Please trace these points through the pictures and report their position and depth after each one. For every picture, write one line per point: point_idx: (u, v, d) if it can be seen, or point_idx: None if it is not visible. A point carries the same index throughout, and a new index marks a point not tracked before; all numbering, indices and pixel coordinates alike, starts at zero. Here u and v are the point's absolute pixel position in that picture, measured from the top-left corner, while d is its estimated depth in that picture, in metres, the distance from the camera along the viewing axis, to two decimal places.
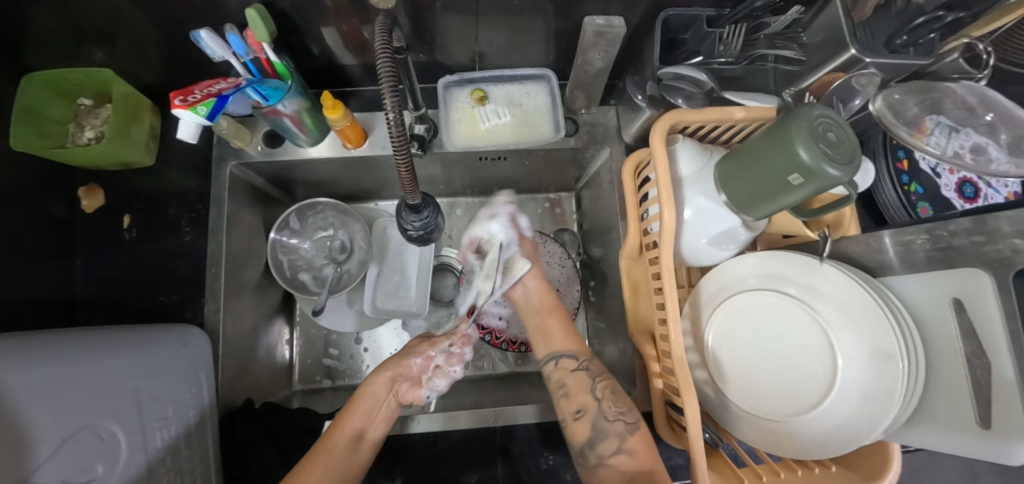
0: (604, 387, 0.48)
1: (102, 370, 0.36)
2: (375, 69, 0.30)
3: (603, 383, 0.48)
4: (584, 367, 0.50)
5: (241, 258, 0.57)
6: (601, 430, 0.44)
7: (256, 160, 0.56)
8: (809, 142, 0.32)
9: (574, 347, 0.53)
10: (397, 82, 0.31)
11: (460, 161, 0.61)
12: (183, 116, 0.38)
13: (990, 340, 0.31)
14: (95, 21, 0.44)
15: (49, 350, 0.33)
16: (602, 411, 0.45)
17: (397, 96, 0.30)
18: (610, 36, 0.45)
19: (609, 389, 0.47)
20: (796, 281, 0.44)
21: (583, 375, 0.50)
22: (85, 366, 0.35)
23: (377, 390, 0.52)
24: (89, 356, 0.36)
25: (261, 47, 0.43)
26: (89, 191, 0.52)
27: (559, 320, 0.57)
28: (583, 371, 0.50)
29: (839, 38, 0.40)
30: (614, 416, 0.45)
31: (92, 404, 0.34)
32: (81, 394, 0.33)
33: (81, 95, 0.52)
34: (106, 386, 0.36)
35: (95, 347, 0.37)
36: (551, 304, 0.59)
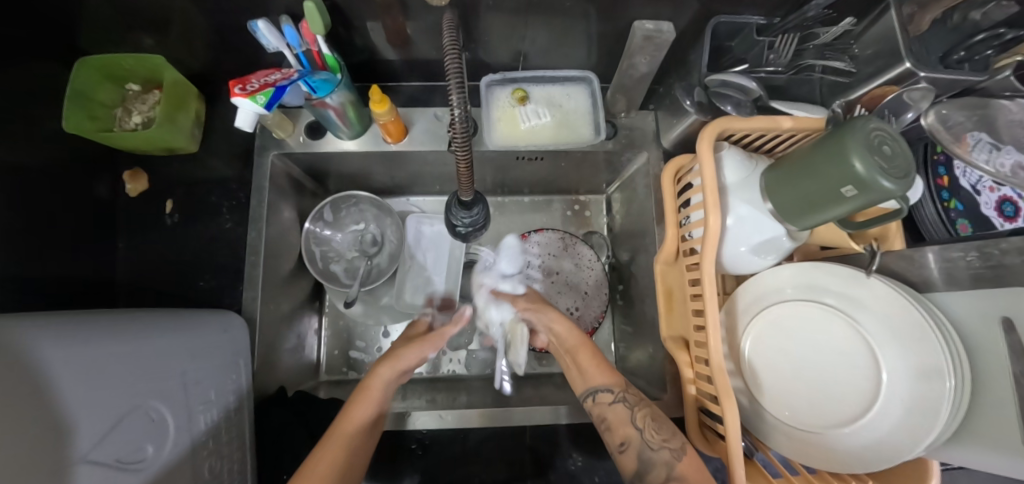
0: (645, 415, 0.43)
1: (146, 354, 0.36)
2: (443, 63, 0.30)
3: (643, 411, 0.43)
4: (621, 397, 0.45)
5: (277, 247, 0.57)
6: (648, 463, 0.39)
7: (296, 151, 0.56)
8: (866, 153, 0.32)
9: (612, 379, 0.47)
10: (464, 77, 0.31)
11: (496, 160, 0.62)
12: (240, 105, 0.37)
13: None
14: (152, 8, 0.44)
15: (102, 334, 0.34)
16: (646, 441, 0.41)
17: (464, 90, 0.30)
18: (658, 41, 0.46)
19: (649, 417, 0.42)
20: (836, 292, 0.44)
21: (622, 408, 0.44)
22: (130, 350, 0.35)
23: (389, 375, 0.48)
24: (131, 341, 0.36)
25: (314, 39, 0.43)
26: (133, 175, 0.53)
27: (588, 349, 0.51)
28: (622, 403, 0.44)
29: (895, 50, 0.40)
30: (659, 445, 0.40)
31: (139, 387, 0.34)
32: (126, 377, 0.33)
33: (130, 81, 0.52)
34: (151, 369, 0.36)
35: (139, 332, 0.37)
36: (581, 337, 0.53)
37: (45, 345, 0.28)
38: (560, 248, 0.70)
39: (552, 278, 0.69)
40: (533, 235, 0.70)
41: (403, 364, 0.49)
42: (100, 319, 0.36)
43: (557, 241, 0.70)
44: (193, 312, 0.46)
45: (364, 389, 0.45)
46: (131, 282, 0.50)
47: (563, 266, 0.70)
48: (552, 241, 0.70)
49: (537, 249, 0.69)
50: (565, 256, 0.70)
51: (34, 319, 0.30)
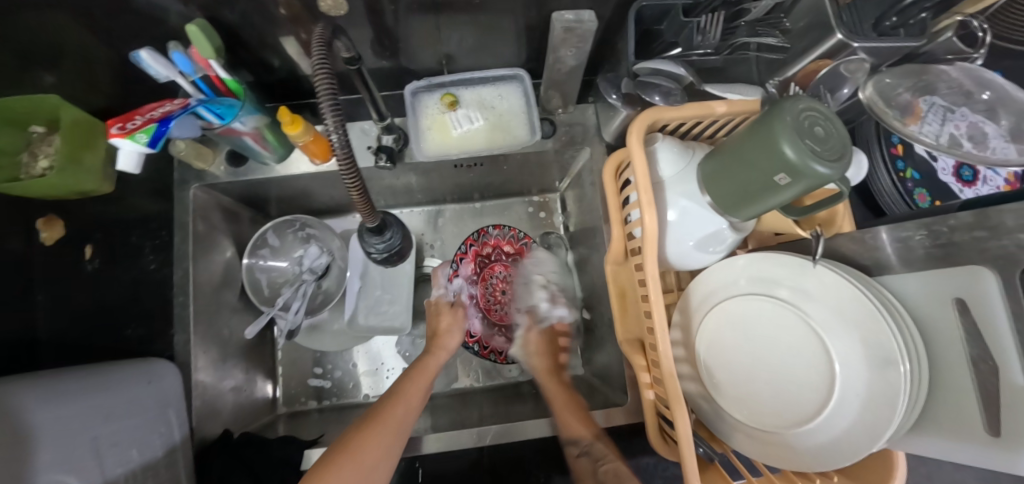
0: (609, 471, 0.42)
1: (51, 424, 0.33)
2: (311, 80, 0.27)
3: (608, 466, 0.42)
4: (586, 450, 0.44)
5: (213, 283, 0.54)
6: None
7: (221, 181, 0.53)
8: (795, 137, 0.30)
9: (583, 427, 0.46)
10: (338, 93, 0.28)
11: (436, 170, 0.59)
12: (120, 145, 0.35)
13: (1000, 345, 0.28)
14: (32, 45, 0.41)
15: (30, 389, 0.33)
16: None
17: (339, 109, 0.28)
18: (580, 31, 0.43)
19: (612, 472, 0.42)
20: (788, 284, 0.42)
21: (587, 462, 0.43)
22: (31, 423, 0.32)
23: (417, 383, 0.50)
24: (31, 409, 0.32)
25: (208, 64, 0.40)
26: (47, 222, 0.47)
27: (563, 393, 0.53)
28: (586, 456, 0.44)
29: (825, 22, 0.37)
30: None
31: (50, 458, 0.32)
32: (33, 451, 0.31)
33: (31, 123, 0.49)
34: (60, 438, 0.33)
35: (43, 397, 0.34)
36: (545, 363, 0.58)
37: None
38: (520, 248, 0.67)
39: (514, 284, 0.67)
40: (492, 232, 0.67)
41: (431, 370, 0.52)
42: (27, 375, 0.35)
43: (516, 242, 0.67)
44: (118, 363, 0.44)
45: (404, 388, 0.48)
46: None
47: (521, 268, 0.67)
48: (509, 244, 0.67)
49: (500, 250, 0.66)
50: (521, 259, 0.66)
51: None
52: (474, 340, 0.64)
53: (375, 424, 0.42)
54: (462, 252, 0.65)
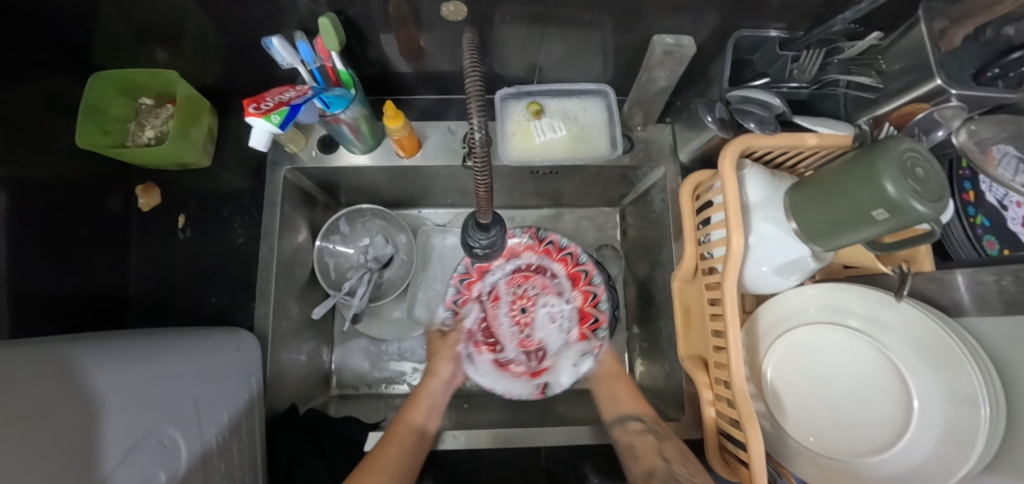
0: (671, 447, 0.45)
1: (121, 387, 0.32)
2: (463, 77, 0.29)
3: (670, 443, 0.45)
4: (650, 428, 0.48)
5: (289, 260, 0.56)
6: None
7: (308, 166, 0.55)
8: (898, 175, 0.31)
9: (641, 409, 0.51)
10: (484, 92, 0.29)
11: (510, 174, 0.61)
12: (255, 124, 0.38)
13: None
14: (165, 24, 0.44)
15: (139, 352, 0.36)
16: (671, 472, 0.42)
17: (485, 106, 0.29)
18: (678, 55, 0.45)
19: (676, 451, 0.44)
20: (860, 314, 0.43)
21: (651, 438, 0.47)
22: (103, 385, 0.31)
23: (432, 388, 0.55)
24: (93, 372, 0.31)
25: (328, 55, 0.43)
26: (146, 190, 0.54)
27: (626, 385, 0.55)
28: (651, 434, 0.47)
29: (925, 66, 0.39)
30: (685, 476, 0.41)
31: (140, 413, 0.32)
32: (133, 407, 0.32)
33: (143, 95, 0.52)
34: (146, 395, 0.34)
35: (110, 359, 0.33)
36: (615, 368, 0.58)
37: (94, 365, 0.32)
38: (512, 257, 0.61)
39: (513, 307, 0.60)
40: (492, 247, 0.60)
41: (445, 375, 0.56)
42: (134, 339, 0.38)
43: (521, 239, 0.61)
44: (207, 329, 0.46)
45: (417, 397, 0.53)
46: (143, 297, 0.51)
47: (571, 266, 0.59)
48: (531, 248, 0.60)
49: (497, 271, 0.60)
50: (572, 259, 0.60)
51: (75, 339, 0.33)
52: (512, 366, 0.58)
53: (389, 440, 0.46)
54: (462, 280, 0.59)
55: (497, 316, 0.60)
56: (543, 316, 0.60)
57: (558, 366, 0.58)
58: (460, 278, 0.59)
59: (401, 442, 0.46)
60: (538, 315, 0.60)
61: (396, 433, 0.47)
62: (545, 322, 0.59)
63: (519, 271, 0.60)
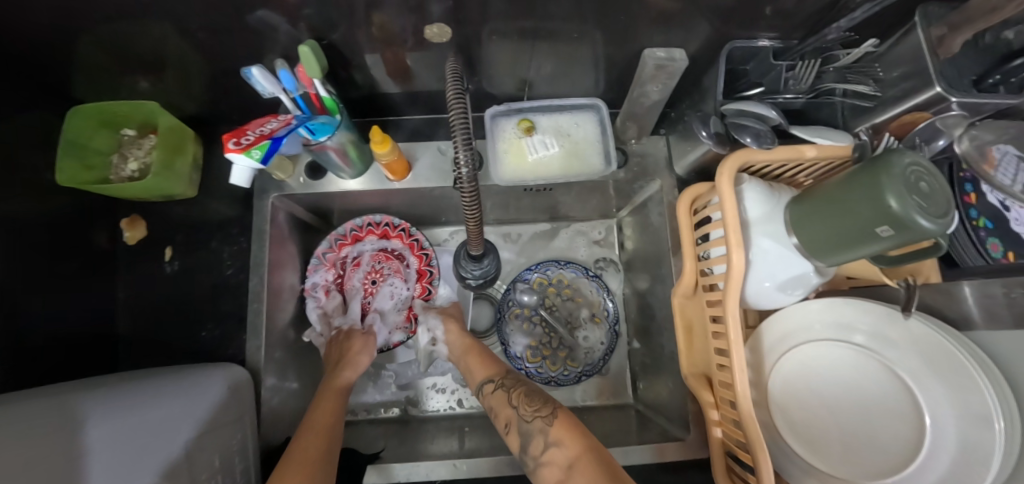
0: (520, 394, 0.47)
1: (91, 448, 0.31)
2: (445, 101, 0.29)
3: (518, 392, 0.48)
4: (500, 383, 0.50)
5: (281, 289, 0.55)
6: (526, 434, 0.43)
7: (297, 192, 0.54)
8: (902, 190, 0.30)
9: (492, 368, 0.52)
10: (466, 113, 0.29)
11: (504, 192, 0.60)
12: (235, 160, 0.37)
13: None
14: (145, 54, 0.43)
15: (121, 408, 0.36)
16: (519, 416, 0.45)
17: (467, 128, 0.28)
18: (671, 69, 0.44)
19: (524, 395, 0.47)
20: (868, 330, 0.42)
21: (501, 393, 0.49)
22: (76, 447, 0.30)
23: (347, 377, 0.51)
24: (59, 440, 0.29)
25: (311, 82, 0.42)
26: (131, 223, 0.52)
27: (477, 349, 0.55)
28: (501, 389, 0.49)
29: (925, 74, 0.38)
30: (531, 416, 0.44)
31: None
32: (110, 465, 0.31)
33: (125, 126, 0.51)
34: (118, 456, 0.32)
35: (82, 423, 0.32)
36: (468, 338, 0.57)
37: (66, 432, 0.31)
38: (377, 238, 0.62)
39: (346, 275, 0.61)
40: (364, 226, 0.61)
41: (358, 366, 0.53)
42: (115, 393, 0.38)
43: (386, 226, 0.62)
44: (197, 367, 0.45)
45: (330, 389, 0.49)
46: (132, 335, 0.49)
47: (424, 263, 0.61)
48: (400, 237, 0.61)
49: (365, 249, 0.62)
50: (427, 257, 0.61)
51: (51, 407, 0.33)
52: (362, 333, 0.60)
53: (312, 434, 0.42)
54: (337, 244, 0.61)
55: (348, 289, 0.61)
56: (384, 293, 0.61)
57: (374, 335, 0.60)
58: (331, 238, 0.61)
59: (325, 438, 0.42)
60: (382, 291, 0.61)
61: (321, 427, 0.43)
62: (383, 298, 0.61)
63: (383, 252, 0.61)
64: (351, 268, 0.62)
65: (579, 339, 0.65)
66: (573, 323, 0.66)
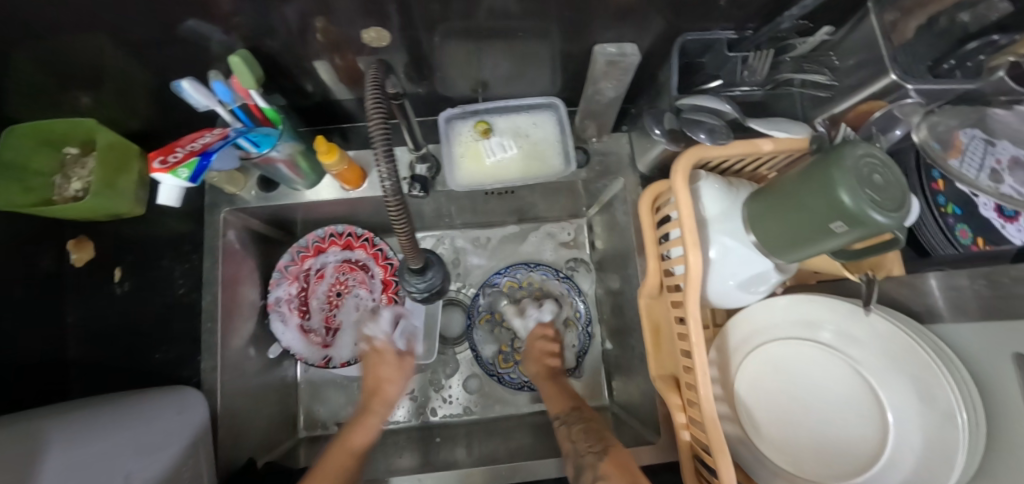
0: (580, 429, 0.46)
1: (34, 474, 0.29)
2: (364, 113, 0.28)
3: (579, 426, 0.46)
4: (564, 420, 0.49)
5: (239, 306, 0.54)
6: (580, 469, 0.42)
7: (251, 205, 0.53)
8: (855, 184, 0.29)
9: (562, 401, 0.51)
10: (388, 123, 0.28)
11: (467, 196, 0.58)
12: (162, 179, 0.35)
13: None
14: (77, 69, 0.41)
15: (69, 428, 0.34)
16: (576, 451, 0.44)
17: (388, 136, 0.27)
18: (623, 65, 0.43)
19: (581, 430, 0.46)
20: (833, 327, 0.41)
21: (565, 429, 0.47)
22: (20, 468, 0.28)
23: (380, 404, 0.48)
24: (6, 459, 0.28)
25: (248, 93, 0.40)
26: (78, 244, 0.49)
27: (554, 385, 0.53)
28: (564, 424, 0.48)
29: (878, 62, 0.36)
30: (586, 451, 0.43)
31: None
32: None
33: (68, 145, 0.49)
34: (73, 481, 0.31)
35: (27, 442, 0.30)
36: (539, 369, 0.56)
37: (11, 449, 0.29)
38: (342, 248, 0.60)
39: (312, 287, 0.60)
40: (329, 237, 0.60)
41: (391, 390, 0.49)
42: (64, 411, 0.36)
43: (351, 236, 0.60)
44: (147, 391, 0.43)
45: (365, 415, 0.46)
46: None
47: (390, 273, 0.59)
48: (365, 246, 0.60)
49: (330, 259, 0.60)
50: (392, 267, 0.60)
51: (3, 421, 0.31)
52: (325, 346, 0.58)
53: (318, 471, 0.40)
54: (300, 257, 0.60)
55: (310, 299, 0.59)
56: (350, 306, 0.60)
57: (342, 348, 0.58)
58: (295, 249, 0.59)
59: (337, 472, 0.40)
60: (347, 303, 0.60)
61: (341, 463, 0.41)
62: (351, 309, 0.59)
63: (349, 262, 0.60)
64: (314, 279, 0.60)
65: None
66: None
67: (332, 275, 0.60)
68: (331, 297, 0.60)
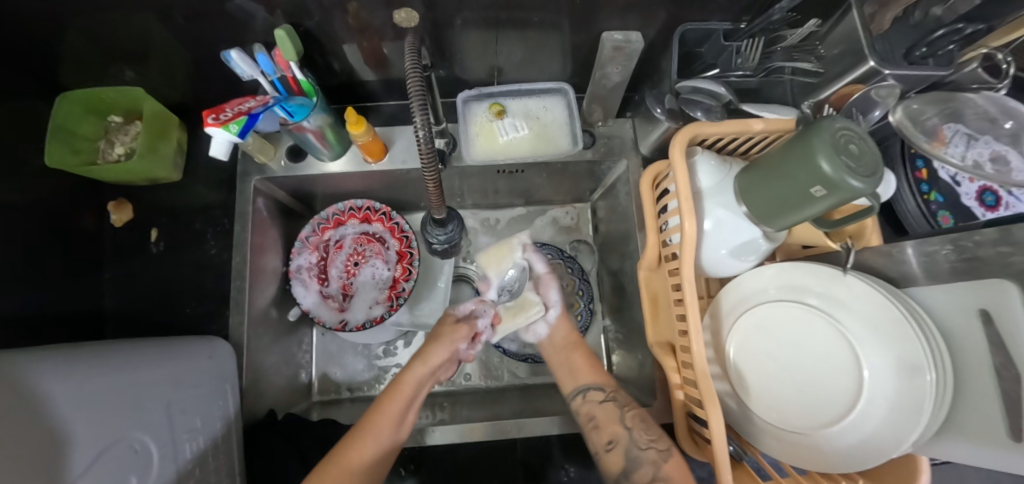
0: (634, 416, 0.46)
1: (105, 390, 0.33)
2: (406, 83, 0.31)
3: (632, 412, 0.46)
4: (611, 397, 0.49)
5: (262, 270, 0.57)
6: (635, 461, 0.42)
7: (279, 175, 0.57)
8: (832, 152, 0.32)
9: (601, 380, 0.52)
10: (425, 96, 0.31)
11: (478, 174, 0.62)
12: (215, 133, 0.39)
13: (1014, 342, 0.30)
14: (131, 43, 0.45)
15: (124, 356, 0.38)
16: (634, 441, 0.43)
17: (425, 106, 0.31)
18: (627, 50, 0.47)
19: (638, 417, 0.45)
20: (817, 292, 0.44)
21: (611, 408, 0.48)
22: (88, 388, 0.32)
23: (418, 375, 0.51)
24: (86, 377, 0.33)
25: (288, 65, 0.44)
26: (118, 206, 0.54)
27: (587, 360, 0.56)
28: (611, 402, 0.48)
29: (858, 51, 0.40)
30: (646, 445, 0.42)
31: (108, 422, 0.32)
32: (110, 410, 0.33)
33: (112, 113, 0.53)
34: (119, 403, 0.34)
35: (93, 366, 0.34)
36: (571, 336, 0.59)
37: (80, 373, 0.33)
38: (359, 220, 0.64)
39: (332, 257, 0.64)
40: (346, 211, 0.63)
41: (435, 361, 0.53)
42: (113, 348, 0.40)
43: (366, 209, 0.63)
44: (182, 339, 0.47)
45: (396, 386, 0.49)
46: (119, 313, 0.51)
47: (404, 245, 0.63)
48: (381, 220, 0.63)
49: (349, 229, 0.64)
50: (407, 240, 0.63)
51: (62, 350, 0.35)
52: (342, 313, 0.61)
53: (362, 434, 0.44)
54: (320, 228, 0.63)
55: (330, 268, 0.63)
56: (366, 274, 0.63)
57: (356, 312, 0.61)
58: (315, 220, 0.63)
59: (374, 443, 0.43)
60: (363, 272, 0.63)
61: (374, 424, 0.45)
62: (365, 279, 0.63)
63: (366, 233, 0.64)
64: (334, 249, 0.64)
65: None
66: None
67: (351, 245, 0.64)
68: (350, 266, 0.63)
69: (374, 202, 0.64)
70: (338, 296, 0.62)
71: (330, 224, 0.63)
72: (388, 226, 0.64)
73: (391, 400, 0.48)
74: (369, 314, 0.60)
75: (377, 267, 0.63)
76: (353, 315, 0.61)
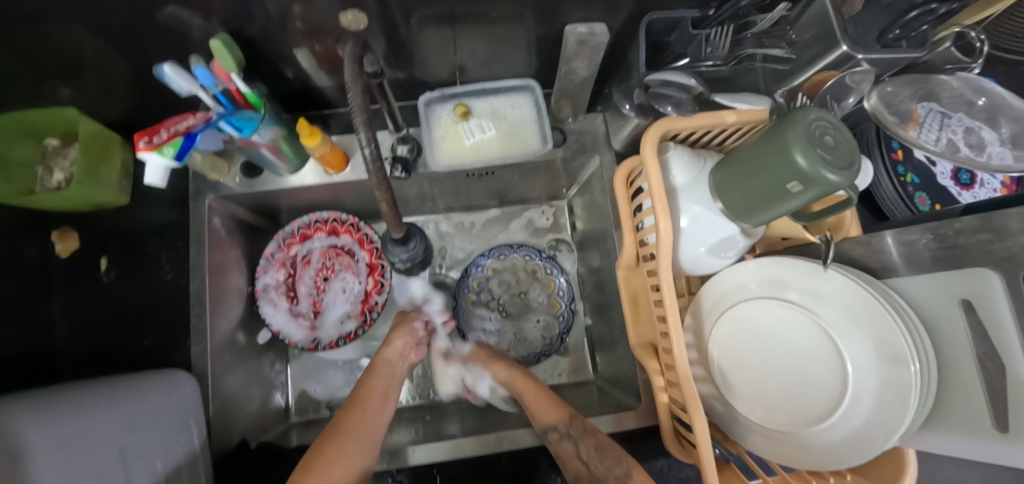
0: (591, 445, 0.43)
1: (46, 442, 0.30)
2: (347, 92, 0.28)
3: (589, 441, 0.43)
4: (567, 432, 0.44)
5: (225, 292, 0.54)
6: None
7: (235, 192, 0.54)
8: (807, 145, 0.30)
9: (557, 413, 0.47)
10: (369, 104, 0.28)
11: (447, 179, 0.60)
12: (149, 157, 0.40)
13: (999, 334, 0.29)
14: (55, 60, 0.42)
15: (63, 407, 0.35)
16: (592, 474, 0.40)
17: (370, 115, 0.28)
18: (593, 43, 0.44)
19: (594, 447, 0.42)
20: (797, 286, 0.43)
21: (570, 443, 0.43)
22: (29, 441, 0.29)
23: (392, 356, 0.53)
24: (24, 429, 0.30)
25: (229, 78, 0.41)
26: (63, 235, 0.50)
27: (534, 389, 0.52)
28: (569, 438, 0.44)
29: (829, 34, 0.38)
30: (605, 474, 0.40)
31: (56, 473, 0.30)
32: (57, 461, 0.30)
33: (47, 136, 0.49)
34: (66, 452, 0.31)
35: (31, 418, 0.31)
36: (523, 380, 0.53)
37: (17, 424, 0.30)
38: (326, 234, 0.61)
39: (299, 273, 0.61)
40: (312, 225, 0.61)
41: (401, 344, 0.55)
42: (56, 395, 0.37)
43: (333, 222, 0.61)
44: (140, 374, 0.44)
45: (373, 368, 0.51)
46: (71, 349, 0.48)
47: (375, 257, 0.61)
48: (349, 231, 0.61)
49: (316, 244, 0.61)
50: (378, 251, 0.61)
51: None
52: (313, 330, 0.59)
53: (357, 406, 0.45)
54: (287, 243, 0.61)
55: (297, 283, 0.61)
56: (337, 288, 0.61)
57: (328, 330, 0.59)
58: (280, 235, 0.60)
59: (366, 410, 0.45)
60: (333, 287, 0.61)
61: (365, 399, 0.46)
62: (336, 293, 0.60)
63: (335, 246, 0.61)
64: (301, 264, 0.61)
65: (531, 323, 0.66)
66: (526, 308, 0.67)
67: (319, 259, 0.61)
68: (319, 280, 0.61)
69: (342, 213, 0.62)
70: (308, 313, 0.60)
71: (296, 240, 0.61)
72: (358, 237, 0.61)
73: (373, 380, 0.49)
74: (343, 329, 0.59)
75: (348, 280, 0.61)
76: (327, 330, 0.59)
